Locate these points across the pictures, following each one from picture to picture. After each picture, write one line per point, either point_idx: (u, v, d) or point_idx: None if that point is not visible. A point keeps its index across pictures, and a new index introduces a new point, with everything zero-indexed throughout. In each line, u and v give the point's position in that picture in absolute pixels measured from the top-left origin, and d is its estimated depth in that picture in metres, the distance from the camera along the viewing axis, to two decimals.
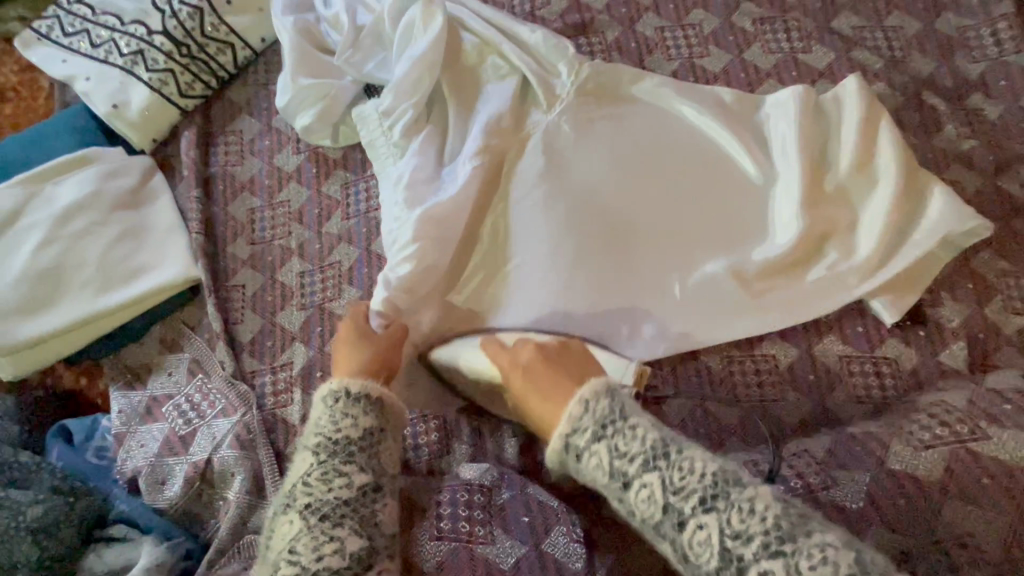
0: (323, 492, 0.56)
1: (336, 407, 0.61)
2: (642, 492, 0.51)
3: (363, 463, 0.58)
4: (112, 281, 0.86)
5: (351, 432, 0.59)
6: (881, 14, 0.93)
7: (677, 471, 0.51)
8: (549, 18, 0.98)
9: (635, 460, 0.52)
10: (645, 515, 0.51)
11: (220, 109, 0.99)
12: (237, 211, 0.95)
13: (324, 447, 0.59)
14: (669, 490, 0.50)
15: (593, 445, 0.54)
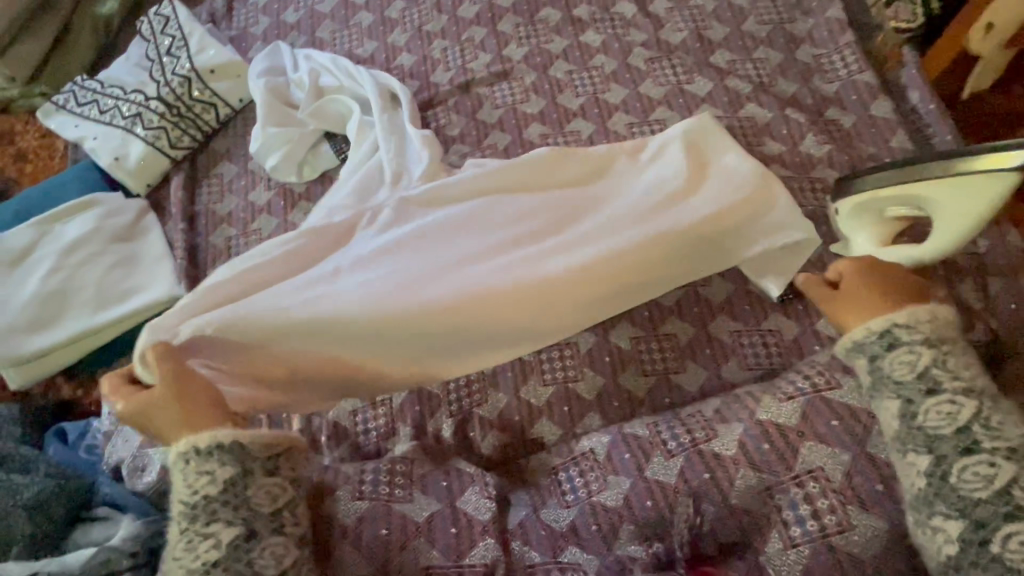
0: (208, 548, 0.62)
1: (188, 468, 0.64)
2: (899, 363, 0.62)
3: (228, 517, 0.63)
4: (107, 301, 1.01)
5: (208, 488, 0.63)
6: (750, 48, 1.11)
7: (955, 358, 0.62)
8: (477, 69, 1.17)
9: (912, 335, 0.63)
10: (942, 435, 0.59)
11: (205, 158, 1.18)
12: (217, 240, 1.11)
13: (196, 510, 0.64)
14: (937, 374, 0.61)
15: (917, 345, 0.62)
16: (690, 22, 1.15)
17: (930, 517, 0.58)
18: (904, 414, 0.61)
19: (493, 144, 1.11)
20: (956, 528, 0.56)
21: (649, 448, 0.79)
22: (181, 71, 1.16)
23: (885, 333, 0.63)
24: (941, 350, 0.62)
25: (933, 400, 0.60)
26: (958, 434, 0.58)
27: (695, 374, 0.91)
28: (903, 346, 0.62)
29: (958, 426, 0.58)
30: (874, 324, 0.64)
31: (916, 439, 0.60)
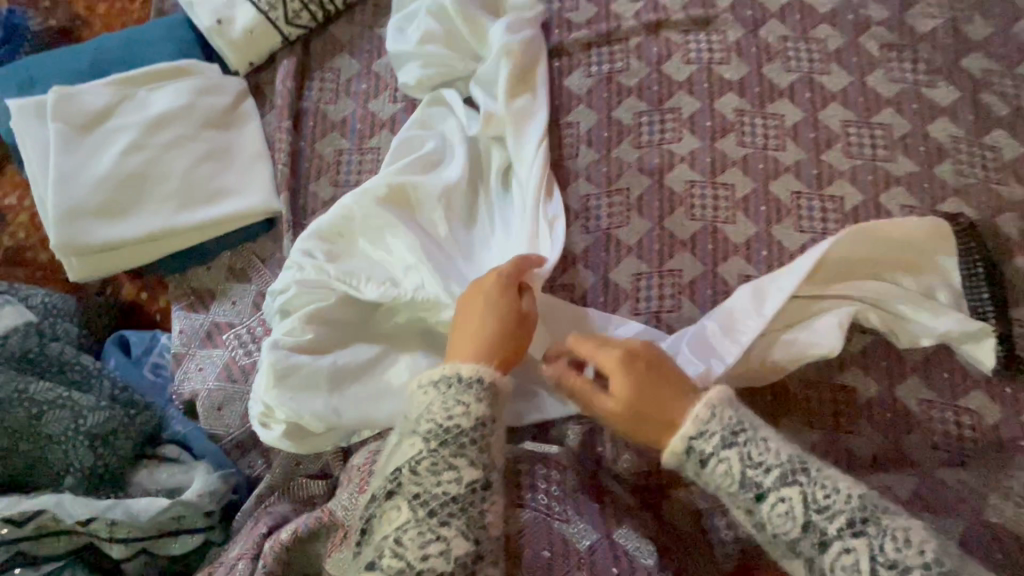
0: (432, 484, 0.56)
1: (449, 391, 0.59)
2: (777, 516, 0.56)
3: (473, 458, 0.58)
4: (194, 199, 0.84)
5: (462, 421, 0.58)
6: (1014, 59, 0.90)
7: (756, 445, 0.58)
8: (672, 7, 0.95)
9: (768, 473, 0.57)
10: (781, 529, 0.56)
11: (320, 43, 0.97)
12: (324, 150, 0.92)
13: (434, 435, 0.58)
14: (754, 463, 0.57)
15: (718, 450, 0.58)
16: (946, 9, 0.93)
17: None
18: (757, 528, 0.58)
19: (676, 107, 0.91)
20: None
21: None
22: None
23: (691, 450, 0.59)
24: (740, 441, 0.58)
25: (764, 504, 0.56)
26: (803, 534, 0.55)
27: (870, 439, 0.77)
28: (772, 493, 0.56)
29: (805, 523, 0.55)
30: (677, 444, 0.59)
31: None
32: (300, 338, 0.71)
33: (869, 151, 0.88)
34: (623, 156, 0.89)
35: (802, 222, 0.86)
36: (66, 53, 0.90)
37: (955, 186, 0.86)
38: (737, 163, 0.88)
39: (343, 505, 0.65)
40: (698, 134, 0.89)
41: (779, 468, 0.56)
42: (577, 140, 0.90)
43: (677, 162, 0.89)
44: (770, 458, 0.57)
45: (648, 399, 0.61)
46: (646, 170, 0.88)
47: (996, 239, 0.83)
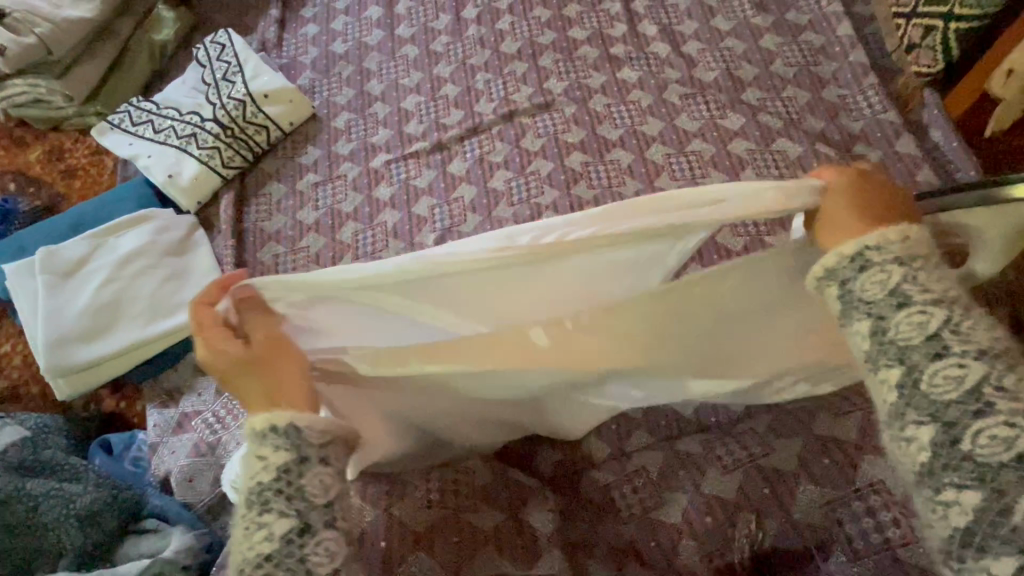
0: (250, 521, 0.50)
1: (269, 440, 0.51)
2: (908, 324, 0.47)
3: (287, 507, 0.50)
4: (158, 313, 1.02)
5: (276, 469, 0.51)
6: (778, 88, 1.19)
7: (929, 273, 0.49)
8: (520, 100, 1.23)
9: (923, 292, 0.48)
10: (902, 338, 0.47)
11: (254, 178, 1.23)
12: (264, 256, 1.14)
13: (259, 492, 0.51)
14: (908, 289, 0.49)
15: (888, 264, 0.49)
16: (721, 63, 1.23)
17: (935, 493, 0.44)
18: (871, 338, 0.49)
19: (536, 170, 1.15)
20: (971, 501, 0.42)
21: (703, 463, 0.79)
22: (236, 94, 1.21)
23: (856, 255, 0.50)
24: (912, 266, 0.50)
25: (901, 313, 0.48)
26: (925, 342, 0.47)
27: None
28: (916, 303, 0.48)
29: (924, 333, 0.47)
30: (844, 246, 0.51)
31: (959, 473, 0.43)
32: None
33: (688, 172, 1.12)
34: (501, 214, 1.12)
35: None
36: (49, 221, 1.12)
37: None
38: (590, 201, 1.11)
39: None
40: (556, 186, 1.13)
41: (938, 292, 0.48)
42: (463, 210, 1.13)
43: (544, 210, 1.11)
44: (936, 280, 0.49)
45: (840, 210, 0.53)
46: (520, 221, 1.10)
47: None
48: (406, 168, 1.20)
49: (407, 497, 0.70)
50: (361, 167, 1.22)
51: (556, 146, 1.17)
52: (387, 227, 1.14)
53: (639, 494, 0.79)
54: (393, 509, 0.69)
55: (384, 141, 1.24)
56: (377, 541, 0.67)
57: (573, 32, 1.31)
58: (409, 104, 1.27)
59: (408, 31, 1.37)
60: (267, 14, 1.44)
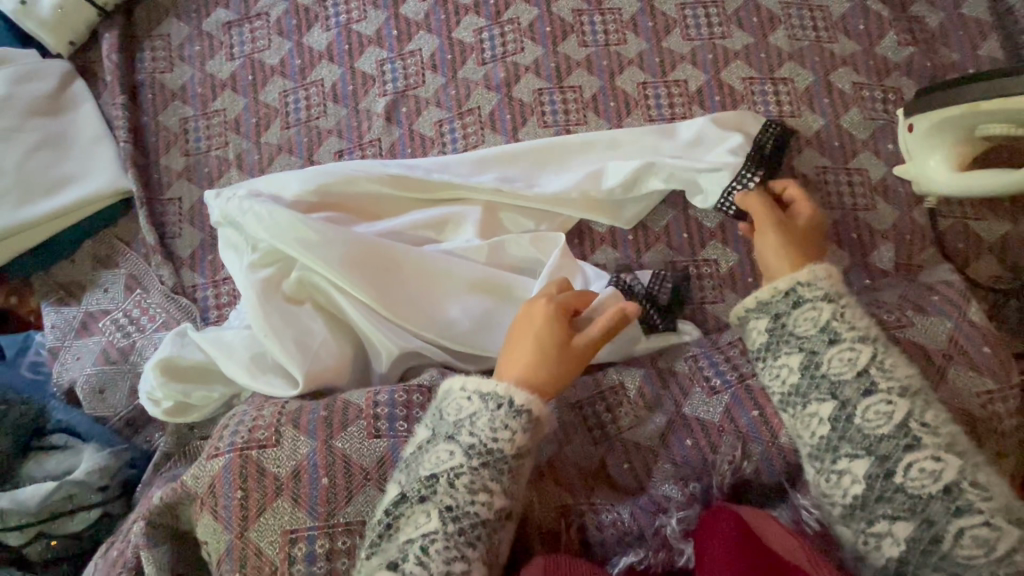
0: (467, 502, 0.54)
1: (500, 414, 0.57)
2: (838, 360, 0.57)
3: (507, 486, 0.56)
4: (35, 191, 0.82)
5: (508, 445, 0.56)
6: None
7: (852, 312, 0.60)
8: None
9: (851, 330, 0.59)
10: (834, 369, 0.57)
11: (144, 13, 0.94)
12: (168, 121, 0.90)
13: (477, 451, 0.56)
14: (835, 325, 0.59)
15: (818, 302, 0.60)
16: None
17: (806, 404, 0.58)
18: (803, 368, 0.59)
19: (515, 18, 0.90)
20: (828, 408, 0.56)
21: (688, 383, 0.71)
22: None
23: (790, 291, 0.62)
24: (838, 304, 0.60)
25: (833, 350, 0.58)
26: (855, 377, 0.56)
27: (733, 305, 0.80)
28: (846, 341, 0.58)
29: (854, 368, 0.57)
30: (780, 283, 0.63)
31: (818, 387, 0.57)
32: (182, 353, 0.71)
33: (706, 30, 0.89)
34: (469, 75, 0.89)
35: (651, 111, 0.87)
36: None
37: (789, 52, 0.88)
38: (582, 63, 0.89)
39: (192, 473, 0.61)
40: (540, 41, 0.89)
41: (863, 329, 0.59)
42: (421, 67, 0.90)
43: (523, 72, 0.88)
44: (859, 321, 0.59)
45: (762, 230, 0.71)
46: (493, 85, 0.88)
47: (830, 96, 0.87)
48: (346, 6, 0.92)
49: (355, 426, 0.62)
50: (287, 2, 0.93)
51: None
52: (325, 87, 0.90)
53: (616, 412, 0.71)
54: (335, 442, 0.61)
55: None
56: (320, 475, 0.59)
57: None
58: None
59: None
60: None
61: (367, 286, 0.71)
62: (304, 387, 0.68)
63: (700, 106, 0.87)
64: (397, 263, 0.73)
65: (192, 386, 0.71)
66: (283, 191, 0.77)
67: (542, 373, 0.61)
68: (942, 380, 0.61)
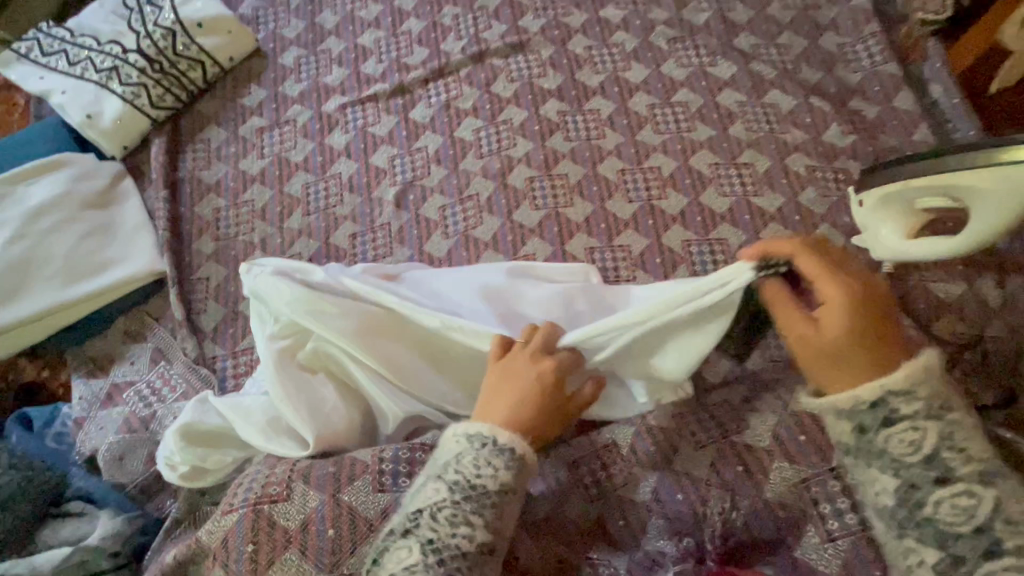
0: (448, 534, 0.56)
1: (482, 451, 0.60)
2: (953, 509, 0.52)
3: (488, 520, 0.58)
4: (80, 274, 0.91)
5: (489, 482, 0.59)
6: (773, 33, 1.09)
7: (963, 430, 0.54)
8: (491, 39, 1.10)
9: (967, 461, 0.53)
10: (950, 521, 0.52)
11: (189, 122, 1.09)
12: (203, 211, 1.02)
13: (460, 488, 0.59)
14: (947, 455, 0.53)
15: (920, 421, 0.54)
16: (713, 3, 1.12)
17: (903, 539, 0.54)
18: (899, 501, 0.54)
19: (507, 119, 1.04)
20: (934, 559, 0.52)
21: (676, 440, 0.74)
22: (163, 22, 1.05)
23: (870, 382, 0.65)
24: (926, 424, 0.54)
25: (947, 495, 0.52)
26: (972, 533, 0.51)
27: (719, 365, 0.87)
28: (958, 482, 0.52)
29: (973, 523, 0.52)
30: (864, 392, 0.55)
31: (921, 533, 0.53)
32: (202, 419, 0.76)
33: (673, 125, 1.03)
34: (468, 167, 1.01)
35: (629, 193, 0.98)
36: None
37: (748, 141, 1.01)
38: (567, 155, 1.01)
39: (208, 529, 0.65)
40: (530, 137, 1.03)
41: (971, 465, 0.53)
42: (427, 161, 1.03)
43: (516, 164, 1.01)
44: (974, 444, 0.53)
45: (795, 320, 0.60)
46: (490, 175, 1.00)
47: (787, 178, 0.98)
48: (363, 113, 1.07)
49: (361, 480, 0.65)
50: (312, 110, 1.08)
51: (532, 91, 1.06)
52: (342, 179, 1.02)
53: (612, 471, 0.74)
54: (342, 495, 0.64)
55: (339, 83, 1.10)
56: (326, 527, 0.62)
57: None
58: (367, 40, 1.13)
59: None
60: None
61: (377, 353, 0.77)
62: (314, 447, 0.72)
63: (673, 188, 0.98)
64: (406, 330, 0.80)
65: (212, 452, 0.76)
66: (309, 270, 0.85)
67: (524, 428, 0.64)
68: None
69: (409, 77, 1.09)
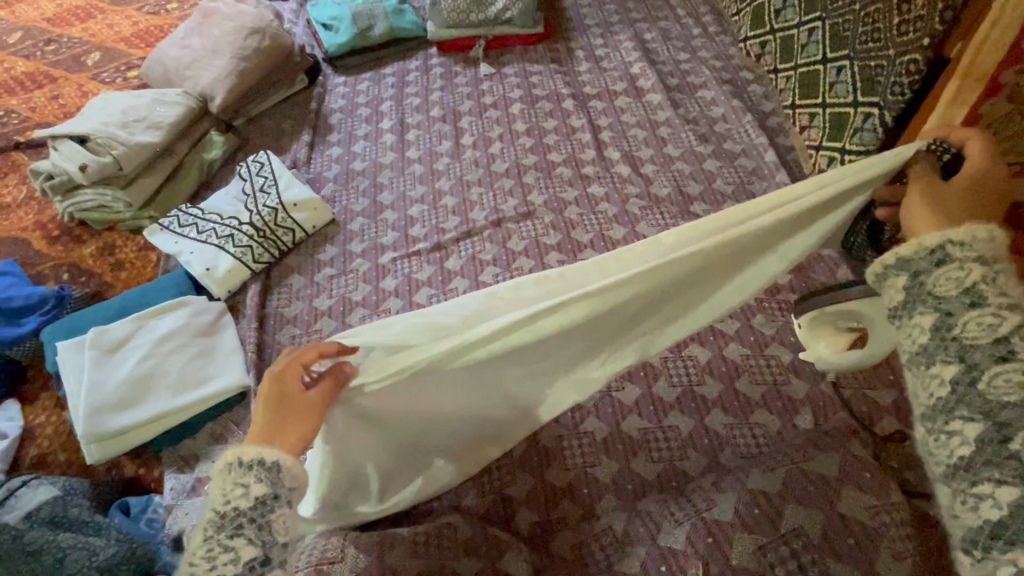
0: (211, 564, 0.61)
1: (229, 476, 0.64)
2: (1003, 378, 0.55)
3: (251, 536, 0.62)
4: (186, 387, 1.16)
5: (240, 504, 0.62)
6: (720, 201, 1.44)
7: (1004, 276, 0.58)
8: (507, 210, 1.48)
9: (997, 295, 0.57)
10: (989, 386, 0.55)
11: (278, 271, 1.43)
12: (282, 338, 1.31)
13: (214, 522, 0.62)
14: (983, 289, 0.58)
15: (967, 263, 0.58)
16: (672, 181, 1.49)
17: (950, 422, 0.57)
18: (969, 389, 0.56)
19: (519, 267, 1.36)
20: (975, 431, 0.55)
21: (659, 518, 0.88)
22: (270, 203, 1.45)
23: (936, 249, 0.60)
24: (990, 270, 0.58)
25: (1000, 365, 0.55)
26: (991, 344, 0.56)
27: (696, 461, 1.04)
28: (988, 311, 0.57)
29: (995, 336, 0.56)
30: (926, 240, 0.61)
31: (967, 404, 0.56)
32: None
33: None
34: None
35: None
36: (102, 305, 1.31)
37: None
38: None
39: None
40: None
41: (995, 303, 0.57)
42: (457, 298, 1.32)
43: None
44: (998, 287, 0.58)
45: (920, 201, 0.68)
46: None
47: (741, 308, 1.24)
48: (409, 263, 1.41)
49: (399, 547, 0.80)
50: (370, 262, 1.42)
51: (537, 246, 1.40)
52: (391, 313, 1.32)
53: (604, 550, 0.90)
54: (385, 558, 0.78)
55: (392, 242, 1.46)
56: None
57: (551, 156, 1.59)
58: (414, 211, 1.51)
59: (416, 153, 1.65)
60: (300, 138, 1.73)
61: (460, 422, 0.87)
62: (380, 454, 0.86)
63: None
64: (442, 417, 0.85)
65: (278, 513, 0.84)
66: None
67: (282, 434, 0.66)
68: (838, 497, 0.83)
69: (445, 237, 1.44)
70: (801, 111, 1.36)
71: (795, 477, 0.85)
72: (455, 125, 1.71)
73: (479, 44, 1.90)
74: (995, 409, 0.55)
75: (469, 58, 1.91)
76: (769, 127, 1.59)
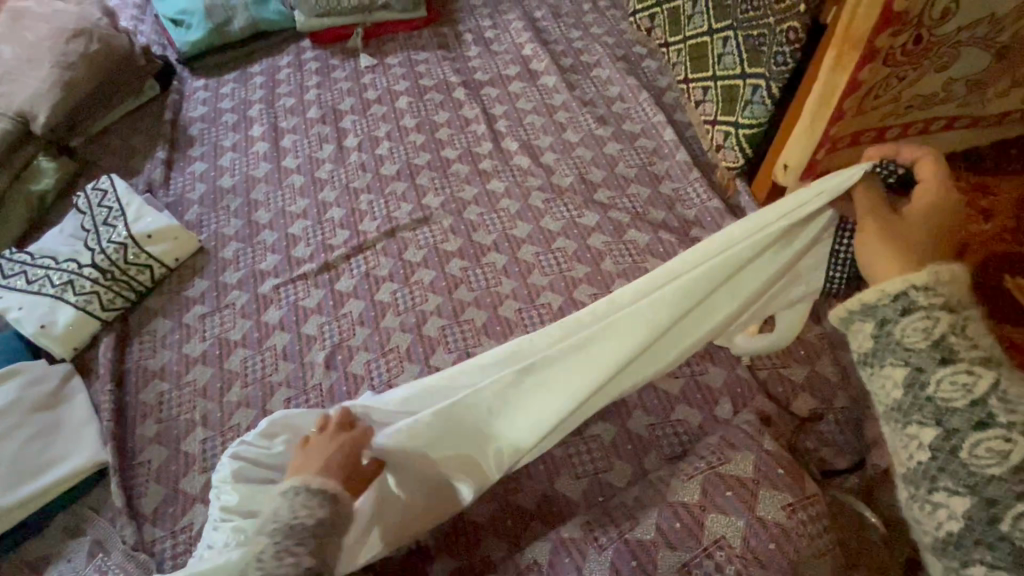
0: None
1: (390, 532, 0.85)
2: (986, 450, 0.48)
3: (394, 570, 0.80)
4: (22, 477, 0.96)
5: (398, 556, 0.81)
6: (623, 186, 1.38)
7: (973, 328, 0.53)
8: (401, 217, 1.34)
9: (971, 350, 0.52)
10: (978, 460, 0.48)
11: (137, 317, 1.23)
12: (147, 396, 1.12)
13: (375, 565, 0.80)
14: (954, 341, 0.52)
15: (935, 310, 0.53)
16: (575, 169, 1.41)
17: (932, 492, 0.51)
18: (938, 447, 0.51)
19: (419, 280, 1.24)
20: (961, 504, 0.49)
21: (583, 546, 0.80)
22: (116, 237, 1.23)
23: (900, 295, 0.54)
24: (957, 319, 0.53)
25: (978, 433, 0.49)
26: (969, 406, 0.50)
27: (621, 469, 0.99)
28: (965, 366, 0.51)
29: (972, 397, 0.50)
30: (888, 285, 0.55)
31: (953, 477, 0.50)
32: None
33: (556, 267, 1.25)
34: (388, 325, 1.18)
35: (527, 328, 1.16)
36: None
37: (617, 273, 1.23)
38: (472, 303, 1.20)
39: None
40: (438, 292, 1.22)
41: (972, 356, 0.51)
42: (352, 323, 1.19)
43: (429, 316, 1.18)
44: (978, 339, 0.52)
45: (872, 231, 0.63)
46: (407, 329, 1.17)
47: None
48: (294, 289, 1.25)
49: None
50: (249, 294, 1.25)
51: (437, 255, 1.28)
52: (277, 350, 1.16)
53: None
54: None
55: (272, 267, 1.29)
56: None
57: (445, 152, 1.46)
58: (296, 229, 1.34)
59: (294, 161, 1.47)
60: (154, 156, 1.50)
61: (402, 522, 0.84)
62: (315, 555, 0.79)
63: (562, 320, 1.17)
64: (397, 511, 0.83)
65: None
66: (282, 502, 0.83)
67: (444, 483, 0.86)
68: (758, 500, 0.79)
69: (333, 255, 1.29)
70: (693, 85, 1.32)
71: (712, 482, 0.82)
72: (336, 126, 1.54)
73: (357, 33, 1.72)
74: (981, 482, 0.48)
75: (348, 49, 1.73)
76: (666, 103, 1.55)
